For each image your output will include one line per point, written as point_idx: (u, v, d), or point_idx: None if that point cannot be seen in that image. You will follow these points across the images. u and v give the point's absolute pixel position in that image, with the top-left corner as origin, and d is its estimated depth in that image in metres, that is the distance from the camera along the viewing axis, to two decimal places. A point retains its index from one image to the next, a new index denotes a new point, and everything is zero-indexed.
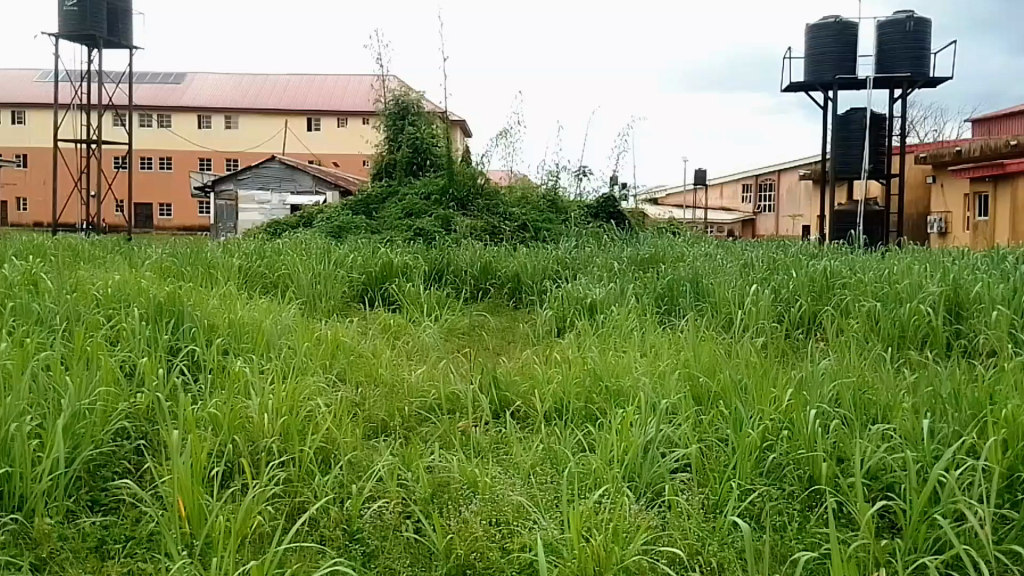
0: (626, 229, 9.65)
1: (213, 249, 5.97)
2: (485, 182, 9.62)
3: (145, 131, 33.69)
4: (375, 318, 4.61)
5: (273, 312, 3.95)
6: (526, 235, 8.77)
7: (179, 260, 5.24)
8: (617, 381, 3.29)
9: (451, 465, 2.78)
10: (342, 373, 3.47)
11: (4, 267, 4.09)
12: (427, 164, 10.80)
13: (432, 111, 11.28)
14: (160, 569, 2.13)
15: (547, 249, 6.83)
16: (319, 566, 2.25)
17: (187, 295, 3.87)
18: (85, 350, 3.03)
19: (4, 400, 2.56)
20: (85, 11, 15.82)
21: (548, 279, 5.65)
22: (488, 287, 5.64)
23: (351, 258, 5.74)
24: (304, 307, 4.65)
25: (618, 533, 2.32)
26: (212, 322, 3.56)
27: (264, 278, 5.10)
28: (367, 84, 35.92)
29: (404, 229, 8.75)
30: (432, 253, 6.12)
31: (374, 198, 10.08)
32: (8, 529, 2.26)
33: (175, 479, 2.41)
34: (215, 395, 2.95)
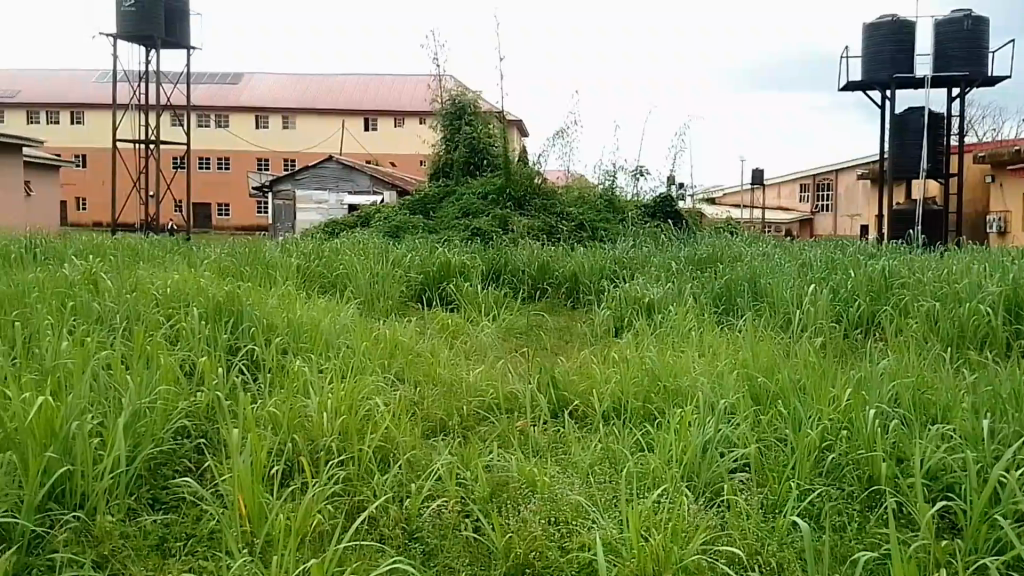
0: (683, 229, 9.58)
1: (271, 249, 5.97)
2: (542, 181, 9.65)
3: (202, 131, 33.76)
4: (432, 318, 4.59)
5: (332, 312, 3.96)
6: (583, 235, 8.75)
7: (237, 260, 5.23)
8: (675, 381, 3.29)
9: (510, 465, 2.77)
10: (400, 373, 3.46)
11: (66, 267, 4.13)
12: (484, 164, 10.76)
13: (488, 111, 11.23)
14: (222, 567, 2.13)
15: (604, 249, 6.81)
16: (380, 565, 2.25)
17: (245, 294, 3.87)
18: (146, 349, 3.04)
19: (68, 398, 2.54)
20: (143, 12, 15.89)
21: (605, 278, 5.63)
22: (546, 287, 5.65)
23: (408, 258, 5.74)
24: (362, 307, 4.66)
25: (676, 533, 2.33)
26: (271, 322, 3.57)
27: (322, 278, 5.11)
28: (395, 83, 35.93)
29: (461, 229, 8.80)
30: (489, 254, 6.14)
31: (431, 198, 10.10)
32: (71, 526, 2.24)
33: (235, 478, 2.40)
34: (274, 395, 2.94)
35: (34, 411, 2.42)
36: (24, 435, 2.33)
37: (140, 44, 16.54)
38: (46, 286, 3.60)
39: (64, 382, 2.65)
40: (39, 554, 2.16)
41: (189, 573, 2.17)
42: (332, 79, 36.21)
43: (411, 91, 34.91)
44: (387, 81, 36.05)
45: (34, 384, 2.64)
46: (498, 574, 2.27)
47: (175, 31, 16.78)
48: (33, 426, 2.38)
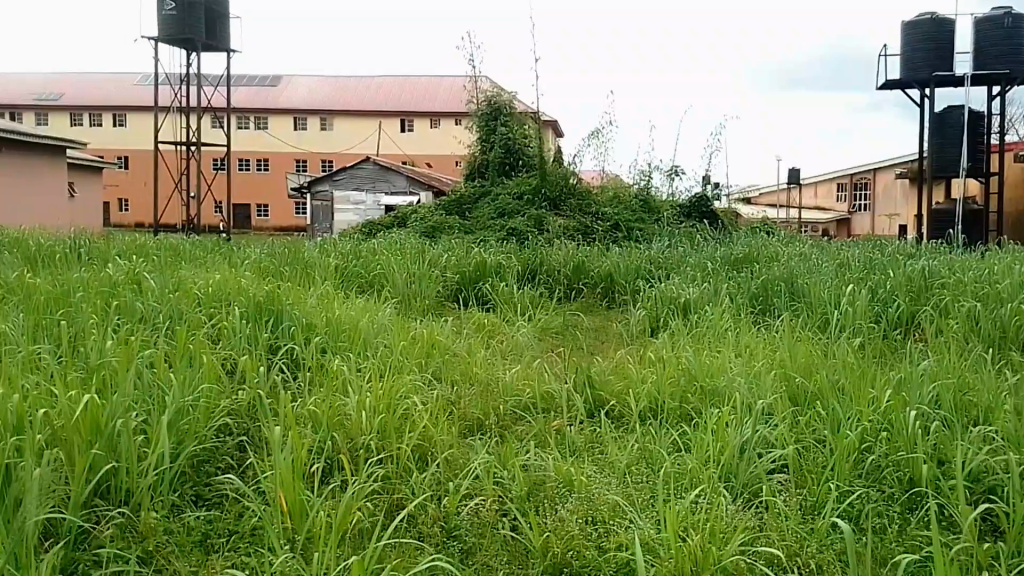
0: (719, 229, 9.53)
1: (310, 249, 6.03)
2: (577, 181, 9.66)
3: (243, 133, 34.07)
4: (469, 318, 4.60)
5: (370, 312, 3.98)
6: (619, 235, 8.75)
7: (276, 260, 5.29)
8: (712, 381, 3.28)
9: (547, 464, 2.77)
10: (437, 373, 3.47)
11: (110, 267, 4.20)
12: (519, 164, 10.73)
13: (523, 111, 11.21)
14: (264, 563, 2.14)
15: (639, 249, 6.81)
16: (419, 562, 2.26)
17: (284, 294, 3.91)
18: (188, 348, 3.07)
19: (113, 396, 2.55)
20: (184, 15, 16.54)
21: (640, 278, 5.63)
22: (581, 287, 5.65)
23: (444, 258, 5.77)
24: (400, 306, 4.69)
25: (714, 533, 2.32)
26: (311, 321, 3.60)
27: (359, 278, 5.14)
28: (419, 83, 36.10)
29: (497, 229, 8.85)
30: (524, 253, 6.15)
31: (467, 198, 10.13)
32: (115, 523, 2.24)
33: (277, 474, 2.40)
34: (314, 393, 2.96)
35: (80, 409, 2.42)
36: (71, 432, 2.35)
37: (182, 47, 17.22)
38: (91, 286, 3.67)
39: (109, 379, 2.67)
40: (85, 550, 2.18)
41: (232, 569, 2.18)
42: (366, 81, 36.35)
43: (434, 92, 35.06)
44: (422, 82, 36.17)
45: (80, 382, 2.67)
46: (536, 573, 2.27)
47: (216, 35, 17.56)
48: (79, 424, 2.39)
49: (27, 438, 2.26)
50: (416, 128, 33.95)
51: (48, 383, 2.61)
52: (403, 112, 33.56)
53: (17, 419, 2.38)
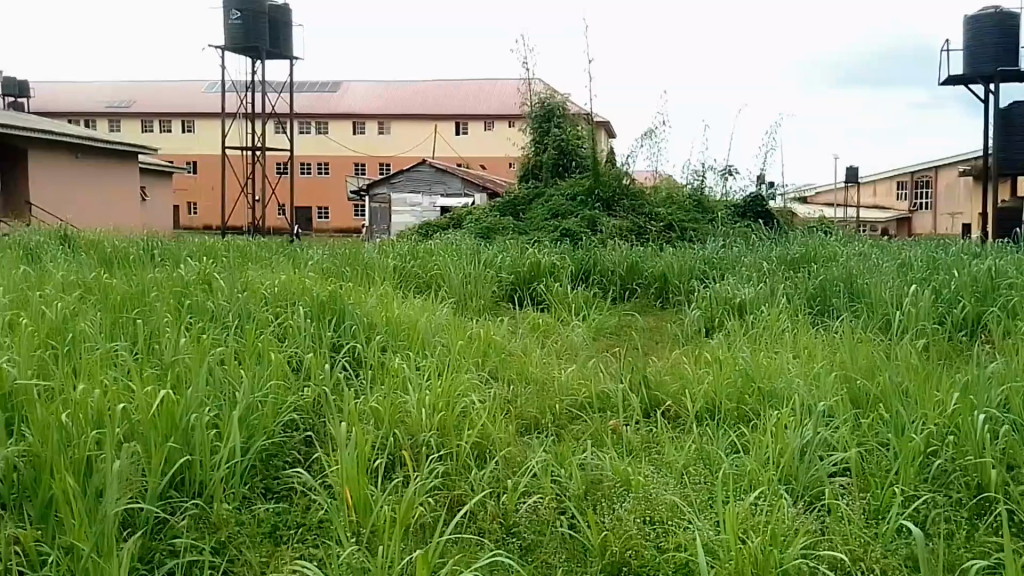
0: (774, 229, 9.42)
1: (370, 250, 6.18)
2: (630, 182, 9.65)
3: (306, 137, 34.75)
4: (524, 318, 4.64)
5: (428, 312, 4.05)
6: (673, 235, 8.77)
7: (338, 261, 5.43)
8: (770, 382, 3.26)
9: (604, 463, 2.77)
10: (495, 372, 3.52)
11: (184, 268, 4.39)
12: (573, 166, 10.80)
13: (577, 113, 11.26)
14: (331, 555, 2.19)
15: (693, 249, 6.80)
16: (480, 558, 2.28)
17: (346, 294, 4.00)
18: (256, 346, 3.17)
19: (186, 392, 2.65)
20: (248, 26, 17.38)
21: (694, 279, 5.63)
22: (635, 288, 5.66)
23: (499, 258, 5.83)
24: (457, 306, 4.77)
25: (776, 535, 2.29)
26: (372, 320, 3.68)
27: (417, 278, 5.25)
28: (465, 87, 36.45)
29: (551, 229, 8.91)
30: (578, 254, 6.19)
31: (521, 199, 10.21)
32: (190, 514, 2.33)
33: (342, 470, 2.46)
34: (375, 391, 3.02)
35: (157, 404, 2.52)
36: (148, 426, 2.45)
37: (248, 56, 18.06)
38: (165, 286, 3.84)
39: (183, 375, 2.78)
40: (161, 539, 2.27)
41: (301, 560, 2.24)
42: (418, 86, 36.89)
43: (478, 95, 35.35)
44: (475, 85, 36.51)
45: (155, 378, 2.78)
46: (594, 571, 2.27)
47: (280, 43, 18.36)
48: (155, 418, 2.49)
49: (109, 431, 2.36)
50: (469, 130, 34.30)
51: (126, 379, 2.73)
52: (457, 115, 34.02)
53: (99, 412, 2.50)
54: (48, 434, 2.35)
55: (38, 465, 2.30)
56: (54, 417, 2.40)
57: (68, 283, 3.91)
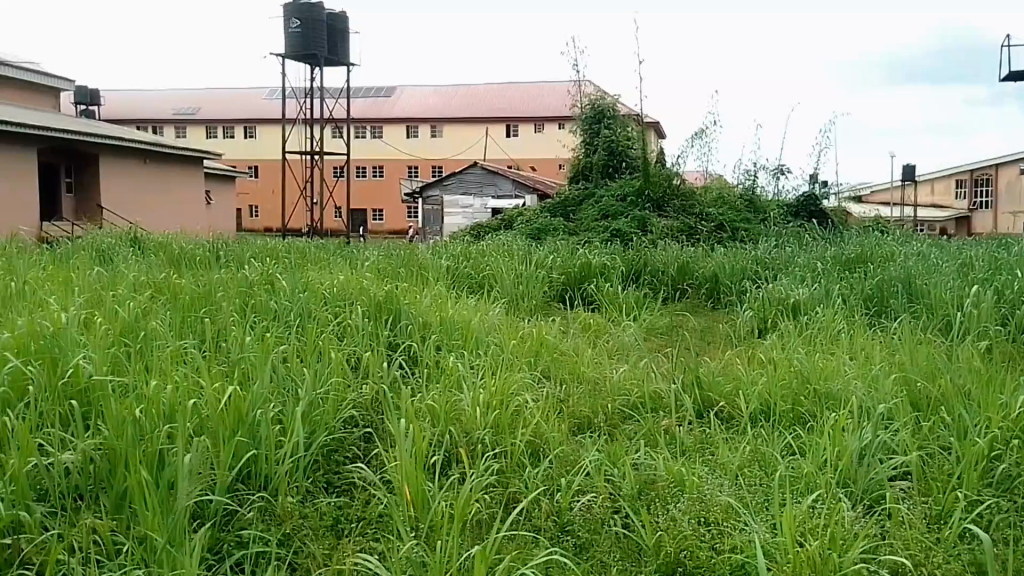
0: (830, 229, 9.31)
1: (425, 251, 6.29)
2: (680, 182, 9.61)
3: (360, 142, 35.25)
4: (575, 318, 4.66)
5: (481, 312, 4.11)
6: (724, 235, 8.72)
7: (394, 261, 5.55)
8: (826, 384, 3.23)
9: (658, 463, 2.77)
10: (547, 372, 3.56)
11: (248, 269, 4.56)
12: (623, 166, 10.80)
13: (627, 115, 11.26)
14: (392, 549, 2.24)
15: (744, 249, 6.77)
16: (536, 555, 2.31)
17: (401, 293, 4.08)
18: (316, 344, 3.27)
19: (252, 388, 2.75)
20: (307, 34, 17.90)
21: (747, 279, 5.62)
22: (686, 288, 5.66)
23: (551, 259, 5.89)
24: (510, 306, 4.84)
25: (834, 539, 2.26)
26: (426, 320, 3.75)
27: (470, 278, 5.33)
28: (511, 90, 36.71)
29: (601, 230, 8.95)
30: (629, 254, 6.21)
31: (571, 201, 10.21)
32: (257, 506, 2.42)
33: (402, 466, 2.52)
34: (431, 388, 3.08)
35: (225, 400, 2.62)
36: (217, 421, 2.55)
37: (306, 63, 18.63)
38: (230, 286, 3.98)
39: (249, 372, 2.88)
40: (229, 531, 2.35)
41: (363, 553, 2.30)
42: (464, 89, 37.31)
43: (523, 99, 35.53)
44: (525, 88, 36.60)
45: (222, 375, 2.89)
46: (649, 571, 2.28)
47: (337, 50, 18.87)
48: (224, 414, 2.59)
49: (179, 427, 2.46)
50: (519, 133, 34.34)
51: (195, 375, 2.84)
52: (508, 117, 34.10)
53: (170, 407, 2.60)
54: (123, 428, 2.45)
55: (114, 457, 2.40)
56: (129, 412, 2.51)
57: (140, 283, 4.09)
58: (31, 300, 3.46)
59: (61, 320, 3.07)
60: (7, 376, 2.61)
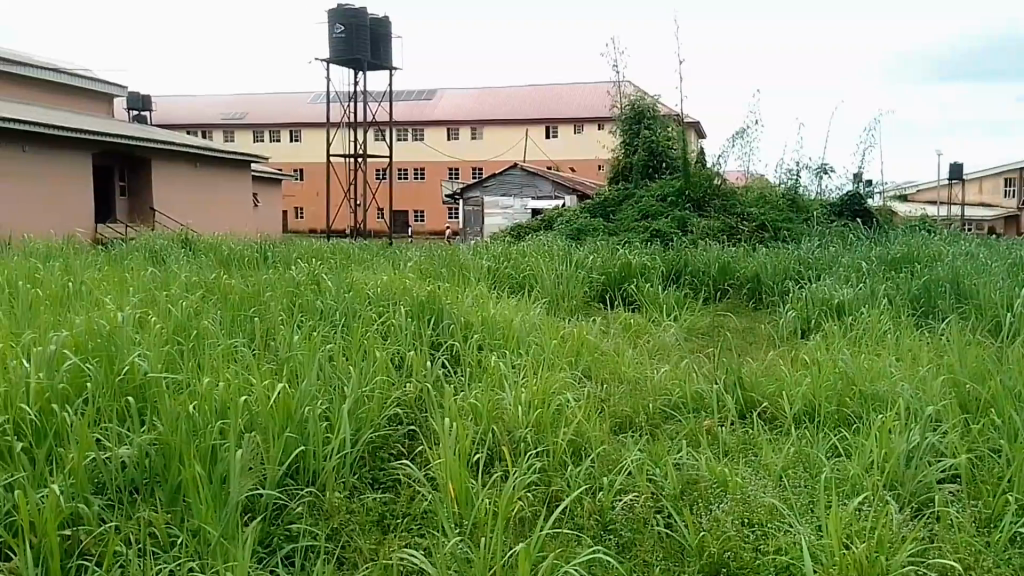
0: (874, 229, 9.21)
1: (467, 252, 6.36)
2: (721, 182, 9.56)
3: (402, 144, 35.79)
4: (615, 318, 4.68)
5: (522, 312, 4.16)
6: (766, 235, 8.64)
7: (438, 262, 5.62)
8: (873, 385, 3.19)
9: (700, 464, 2.76)
10: (588, 371, 3.59)
11: (294, 270, 4.69)
12: (663, 167, 10.76)
13: (667, 115, 11.22)
14: (438, 544, 2.27)
15: (787, 249, 6.74)
16: (579, 553, 2.31)
17: (443, 293, 4.15)
18: (361, 343, 3.33)
19: (300, 385, 2.82)
20: (351, 38, 18.26)
21: (789, 279, 5.62)
22: (727, 288, 5.66)
23: (591, 259, 5.93)
24: (550, 305, 4.90)
25: (883, 542, 2.23)
26: (468, 320, 3.80)
27: (511, 278, 5.40)
28: (547, 91, 36.76)
29: (641, 230, 8.93)
30: (669, 254, 6.23)
31: (611, 201, 10.18)
32: (306, 500, 2.47)
33: (446, 464, 2.56)
34: (474, 387, 3.12)
35: (275, 397, 2.70)
36: (267, 418, 2.62)
37: (349, 67, 19.01)
38: (278, 287, 4.09)
39: (297, 370, 2.96)
40: (279, 525, 2.41)
41: (408, 548, 2.34)
42: (501, 91, 37.50)
43: (560, 100, 35.57)
44: (563, 89, 36.65)
45: (271, 373, 2.97)
46: (693, 571, 2.27)
47: (379, 53, 19.17)
48: (273, 411, 2.66)
49: (231, 423, 2.53)
50: (559, 133, 34.21)
51: (245, 372, 2.93)
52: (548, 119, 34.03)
53: (222, 404, 2.67)
54: (177, 424, 2.53)
55: (168, 452, 2.47)
56: (182, 408, 2.59)
57: (192, 283, 4.23)
58: (88, 300, 3.60)
59: (116, 319, 3.18)
60: (66, 373, 2.70)
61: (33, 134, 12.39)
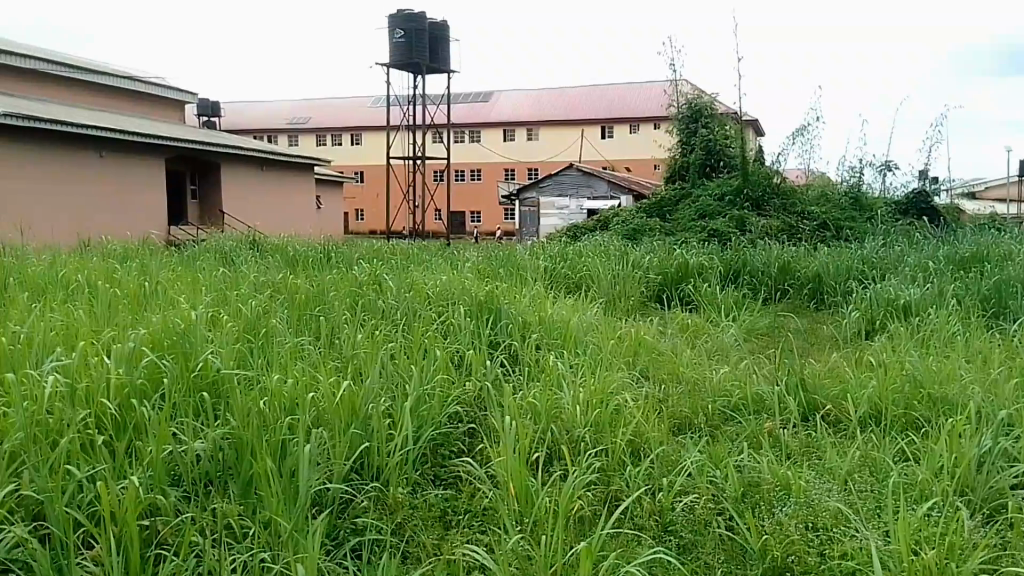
0: (941, 229, 8.96)
1: (522, 253, 6.44)
2: (780, 181, 9.45)
3: (460, 147, 36.23)
4: (672, 318, 4.66)
5: (579, 312, 4.21)
6: (828, 234, 8.50)
7: (493, 261, 5.68)
8: (943, 389, 3.13)
9: (763, 467, 2.74)
10: (645, 371, 3.60)
11: (357, 270, 4.85)
12: (721, 165, 10.65)
13: (725, 112, 11.07)
14: (500, 541, 2.30)
15: (849, 248, 6.65)
16: (640, 553, 2.30)
17: (502, 293, 4.21)
18: (421, 343, 3.41)
19: (365, 384, 2.91)
20: (411, 43, 18.56)
21: (853, 279, 5.56)
22: (787, 288, 5.61)
23: (648, 258, 5.94)
24: (607, 306, 4.92)
25: (954, 548, 2.16)
26: (525, 320, 3.84)
27: (568, 278, 5.45)
28: (595, 91, 36.69)
29: (698, 230, 8.85)
30: (726, 254, 6.20)
31: (667, 201, 10.10)
32: (371, 495, 2.53)
33: (507, 462, 2.59)
34: (533, 386, 3.17)
35: (341, 394, 2.79)
36: (334, 414, 2.71)
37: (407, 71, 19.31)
38: (340, 287, 4.21)
39: (361, 369, 3.05)
40: (345, 518, 2.47)
41: (470, 544, 2.37)
42: (550, 92, 37.54)
43: (611, 100, 35.48)
44: (612, 89, 36.53)
45: (336, 371, 3.07)
46: (757, 574, 2.24)
47: (438, 57, 19.45)
48: (339, 408, 2.75)
49: (300, 419, 2.62)
50: (614, 133, 34.04)
51: (311, 369, 3.03)
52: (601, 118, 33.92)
53: (291, 401, 2.77)
54: (249, 419, 2.63)
55: (240, 446, 2.55)
56: (253, 403, 2.69)
57: (260, 284, 4.38)
58: (163, 300, 3.76)
59: (190, 318, 3.32)
60: (144, 369, 2.84)
61: (110, 142, 12.95)
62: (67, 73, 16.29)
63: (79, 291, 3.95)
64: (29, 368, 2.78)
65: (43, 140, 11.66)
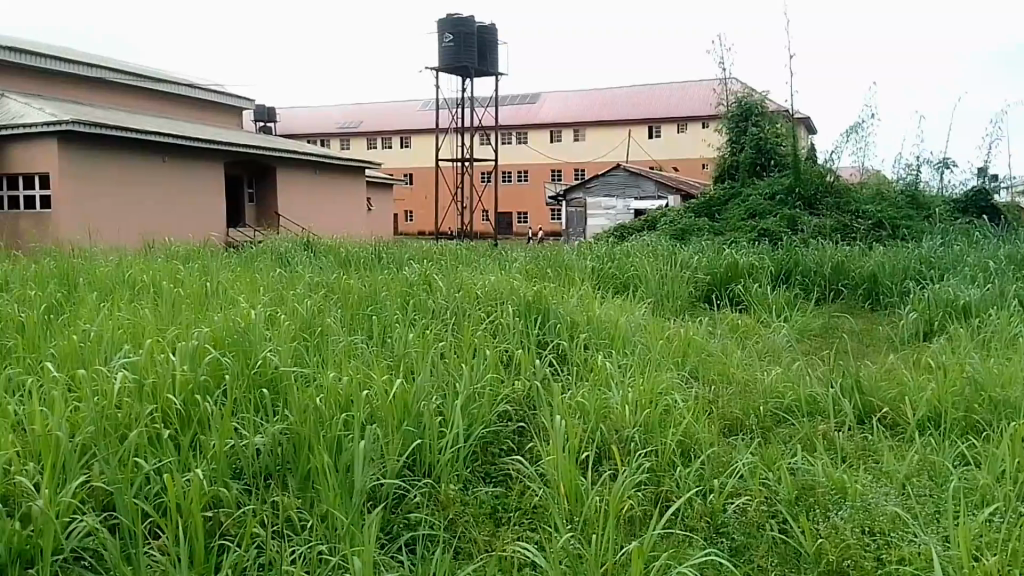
0: (1001, 227, 8.67)
1: (570, 253, 6.48)
2: (833, 180, 9.29)
3: (507, 148, 36.43)
4: (723, 318, 4.60)
5: (627, 312, 4.21)
6: (883, 233, 8.29)
7: (541, 262, 5.71)
8: (1006, 392, 3.05)
9: (817, 470, 2.70)
10: (694, 372, 3.59)
11: (410, 271, 4.95)
12: (771, 164, 10.48)
13: (776, 111, 10.90)
14: (552, 538, 2.31)
15: (906, 246, 6.50)
16: (693, 554, 2.29)
17: (551, 293, 4.25)
18: (472, 343, 3.46)
19: (416, 382, 2.97)
20: (459, 45, 18.76)
21: (910, 279, 5.45)
22: (840, 288, 5.48)
23: (696, 258, 5.90)
24: (656, 306, 4.90)
25: (1019, 555, 2.10)
26: (574, 320, 3.87)
27: (616, 278, 5.45)
28: (637, 91, 36.48)
29: (747, 229, 8.73)
30: (778, 254, 6.12)
31: (716, 200, 9.99)
32: (423, 491, 2.58)
33: (558, 460, 2.62)
34: (582, 386, 3.20)
35: (394, 392, 2.86)
36: (387, 411, 2.78)
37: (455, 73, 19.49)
38: (392, 287, 4.28)
39: (413, 368, 3.12)
40: (398, 513, 2.52)
41: (521, 541, 2.40)
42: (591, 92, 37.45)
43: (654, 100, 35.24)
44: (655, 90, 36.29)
45: (389, 369, 3.14)
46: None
47: (486, 60, 19.58)
48: (394, 406, 2.82)
49: (355, 416, 2.69)
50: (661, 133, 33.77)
51: (365, 368, 3.11)
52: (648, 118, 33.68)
53: (346, 398, 2.85)
54: (306, 414, 2.71)
55: (298, 442, 2.64)
56: (310, 400, 2.78)
57: (313, 284, 4.49)
58: (223, 299, 3.90)
59: (249, 318, 3.44)
60: (207, 366, 2.96)
61: (173, 146, 13.40)
62: (129, 81, 16.93)
63: (145, 291, 4.12)
64: (99, 363, 2.93)
65: (109, 145, 12.16)
